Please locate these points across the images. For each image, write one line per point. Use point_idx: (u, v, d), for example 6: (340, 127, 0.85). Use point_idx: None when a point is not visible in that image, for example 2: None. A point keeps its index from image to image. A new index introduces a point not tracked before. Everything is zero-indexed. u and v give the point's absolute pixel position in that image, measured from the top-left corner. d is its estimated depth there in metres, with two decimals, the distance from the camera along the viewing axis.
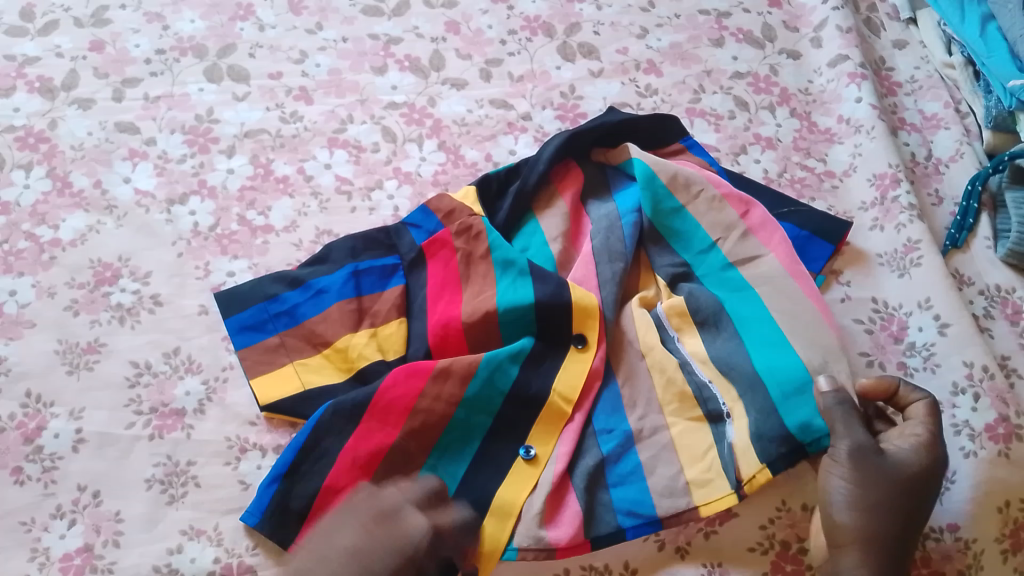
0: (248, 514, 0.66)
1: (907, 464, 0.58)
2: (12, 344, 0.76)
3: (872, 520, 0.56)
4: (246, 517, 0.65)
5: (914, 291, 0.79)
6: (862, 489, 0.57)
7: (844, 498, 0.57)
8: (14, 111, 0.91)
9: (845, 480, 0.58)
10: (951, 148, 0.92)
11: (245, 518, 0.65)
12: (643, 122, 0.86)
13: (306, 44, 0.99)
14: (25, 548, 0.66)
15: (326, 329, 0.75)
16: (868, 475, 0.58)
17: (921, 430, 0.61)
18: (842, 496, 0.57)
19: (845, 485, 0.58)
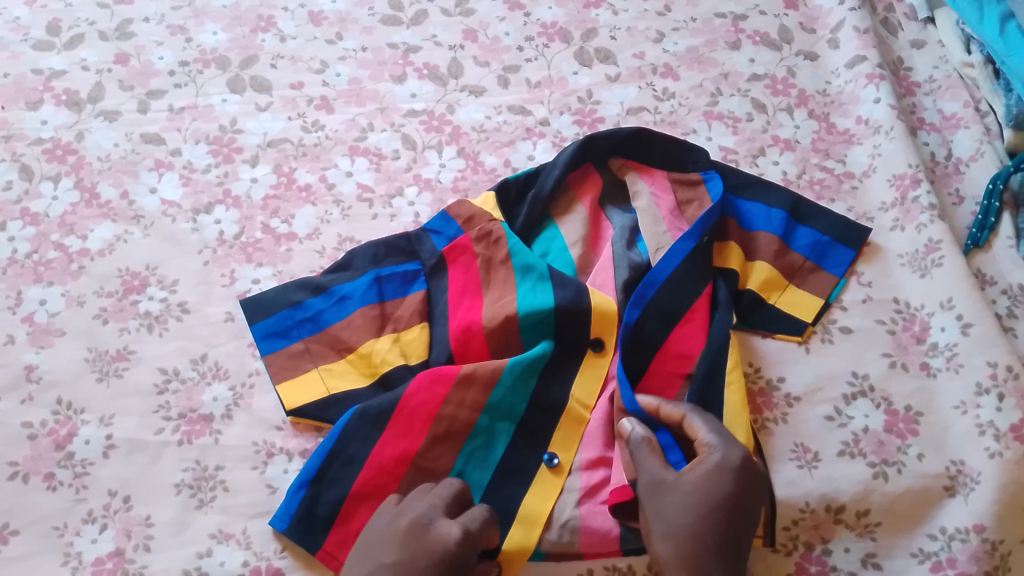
0: (278, 520, 0.66)
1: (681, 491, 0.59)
2: (43, 352, 0.77)
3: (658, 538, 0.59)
4: (276, 522, 0.66)
5: (936, 291, 0.79)
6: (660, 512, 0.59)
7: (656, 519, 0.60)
8: (42, 124, 0.93)
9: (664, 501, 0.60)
10: (972, 147, 0.91)
11: (273, 523, 0.66)
12: (660, 139, 0.85)
13: (326, 54, 1.00)
14: (58, 553, 0.67)
15: (349, 335, 0.76)
16: (685, 494, 0.59)
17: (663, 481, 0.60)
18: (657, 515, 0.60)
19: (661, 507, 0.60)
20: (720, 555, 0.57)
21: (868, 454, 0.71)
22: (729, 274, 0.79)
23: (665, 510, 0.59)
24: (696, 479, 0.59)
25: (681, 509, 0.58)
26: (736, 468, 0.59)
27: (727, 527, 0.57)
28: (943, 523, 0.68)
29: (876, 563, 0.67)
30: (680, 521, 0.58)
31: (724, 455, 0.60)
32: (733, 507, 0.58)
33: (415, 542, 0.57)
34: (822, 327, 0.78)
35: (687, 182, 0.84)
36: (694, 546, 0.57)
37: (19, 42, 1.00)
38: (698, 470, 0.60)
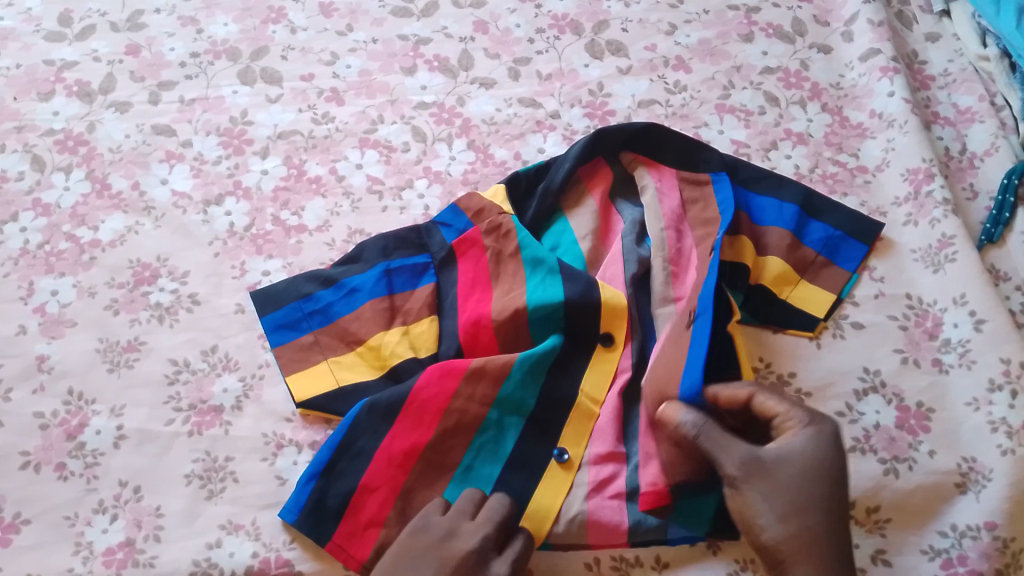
0: (287, 512, 0.66)
1: (795, 458, 0.59)
2: (55, 343, 0.78)
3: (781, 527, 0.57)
4: (285, 514, 0.66)
5: (949, 286, 0.79)
6: (771, 499, 0.58)
7: (762, 513, 0.57)
8: (54, 115, 0.93)
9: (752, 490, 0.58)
10: (986, 142, 0.90)
11: (282, 514, 0.66)
12: (670, 134, 0.84)
13: (337, 46, 1.00)
14: (69, 542, 0.67)
15: (359, 328, 0.76)
16: (796, 468, 0.59)
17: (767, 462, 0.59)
18: (761, 509, 0.57)
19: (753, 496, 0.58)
20: (833, 529, 0.57)
21: (878, 450, 0.70)
22: (741, 270, 0.77)
23: (777, 488, 0.58)
24: (796, 455, 0.59)
25: (797, 485, 0.58)
26: (831, 439, 0.61)
27: (834, 501, 0.58)
28: (954, 520, 0.67)
29: (886, 559, 0.66)
30: (792, 499, 0.57)
31: (812, 425, 0.61)
32: (836, 481, 0.59)
33: None
34: (834, 323, 0.78)
35: (695, 180, 0.82)
36: (815, 524, 0.57)
37: (31, 33, 1.00)
38: (796, 443, 0.60)
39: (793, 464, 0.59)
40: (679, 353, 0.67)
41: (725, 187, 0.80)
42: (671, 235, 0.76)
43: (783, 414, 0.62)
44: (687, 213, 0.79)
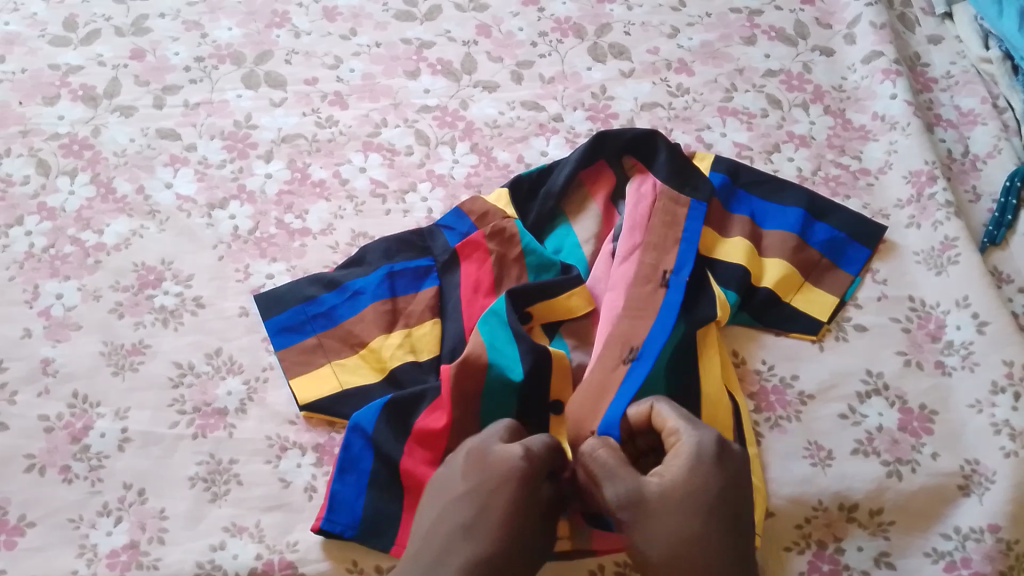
0: (324, 518, 0.66)
1: (674, 486, 0.58)
2: (59, 346, 0.78)
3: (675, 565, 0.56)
4: (326, 524, 0.66)
5: (951, 289, 0.79)
6: (657, 536, 0.57)
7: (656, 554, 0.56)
8: (59, 120, 0.94)
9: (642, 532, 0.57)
10: (989, 144, 0.90)
11: (326, 523, 0.66)
12: (666, 144, 0.83)
13: (341, 49, 1.00)
14: (73, 544, 0.68)
15: (362, 330, 0.76)
16: (678, 498, 0.58)
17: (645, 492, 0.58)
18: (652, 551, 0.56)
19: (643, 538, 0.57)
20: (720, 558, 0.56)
21: (881, 452, 0.70)
22: (732, 267, 0.78)
23: (654, 529, 0.57)
24: (687, 471, 0.59)
25: (675, 521, 0.57)
26: (708, 453, 0.60)
27: (720, 524, 0.57)
28: (957, 523, 0.67)
29: (889, 562, 0.67)
30: (678, 535, 0.56)
31: (697, 441, 0.60)
32: (719, 500, 0.58)
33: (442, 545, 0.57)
34: (837, 325, 0.78)
35: (673, 199, 0.79)
36: (703, 557, 0.56)
37: (36, 37, 1.01)
38: (679, 464, 0.59)
39: (676, 491, 0.58)
40: (609, 382, 0.69)
41: (696, 217, 0.79)
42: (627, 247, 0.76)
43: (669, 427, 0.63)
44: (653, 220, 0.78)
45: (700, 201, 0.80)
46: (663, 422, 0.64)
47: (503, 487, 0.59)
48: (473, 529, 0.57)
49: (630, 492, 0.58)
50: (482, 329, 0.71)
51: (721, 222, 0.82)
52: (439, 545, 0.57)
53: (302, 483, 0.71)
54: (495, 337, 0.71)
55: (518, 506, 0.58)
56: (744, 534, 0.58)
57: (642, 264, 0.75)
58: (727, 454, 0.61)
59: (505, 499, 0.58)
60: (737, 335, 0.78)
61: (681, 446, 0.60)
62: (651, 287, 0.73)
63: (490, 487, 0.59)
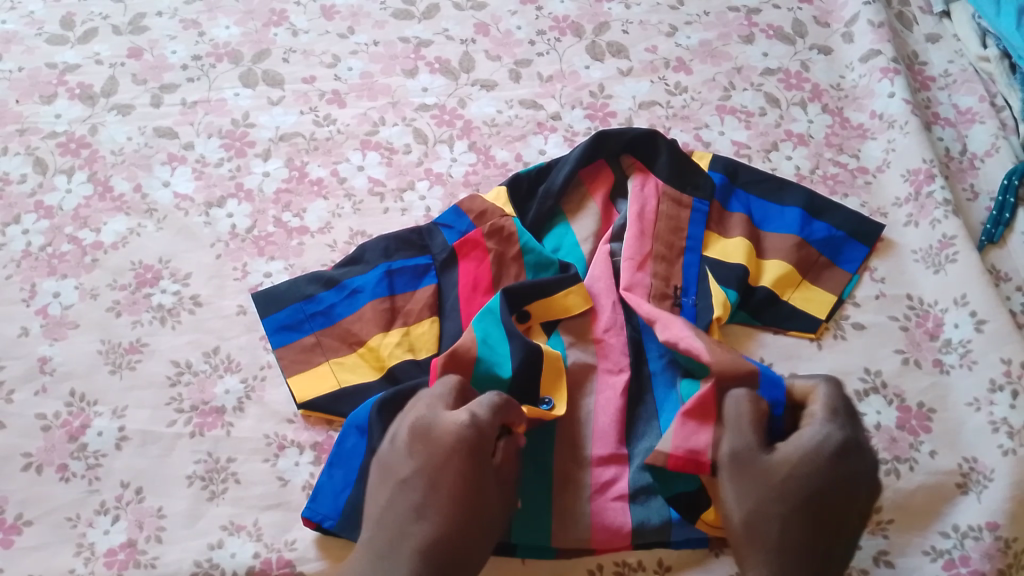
0: (308, 508, 0.67)
1: (790, 463, 0.58)
2: (57, 344, 0.78)
3: (751, 524, 0.58)
4: (309, 513, 0.67)
5: (950, 287, 0.79)
6: (740, 492, 0.59)
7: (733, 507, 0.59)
8: (56, 118, 0.93)
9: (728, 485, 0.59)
10: (987, 142, 0.90)
11: (308, 513, 0.67)
12: (667, 145, 0.83)
13: (339, 48, 1.00)
14: (71, 543, 0.67)
15: (360, 329, 0.76)
16: (790, 474, 0.58)
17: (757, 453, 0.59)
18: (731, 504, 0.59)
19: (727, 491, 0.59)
20: (781, 547, 0.57)
21: (880, 450, 0.70)
22: (731, 266, 0.77)
23: (745, 493, 0.58)
24: (803, 459, 0.58)
25: (764, 496, 0.58)
26: (841, 447, 0.59)
27: (803, 520, 0.57)
28: (956, 521, 0.67)
29: (888, 561, 0.66)
30: (754, 509, 0.58)
31: (822, 434, 0.59)
32: (823, 496, 0.57)
33: (393, 525, 0.57)
34: (835, 323, 0.78)
35: (676, 201, 0.81)
36: (769, 537, 0.57)
37: (34, 36, 1.00)
38: (800, 444, 0.59)
39: (791, 469, 0.58)
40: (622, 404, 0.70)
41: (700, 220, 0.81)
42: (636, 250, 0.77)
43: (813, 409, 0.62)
44: (658, 223, 0.79)
45: (701, 199, 0.82)
46: (814, 402, 0.63)
47: (450, 461, 0.59)
48: (424, 510, 0.57)
49: (741, 446, 0.60)
50: (477, 323, 0.71)
51: (720, 220, 0.83)
52: (393, 531, 0.57)
53: (300, 482, 0.70)
54: (489, 333, 0.71)
55: (467, 478, 0.58)
56: (835, 533, 0.57)
57: (654, 277, 0.76)
58: (849, 455, 0.59)
59: (453, 473, 0.58)
60: (735, 333, 0.78)
61: (804, 432, 0.60)
62: (665, 304, 0.75)
63: (436, 464, 0.59)
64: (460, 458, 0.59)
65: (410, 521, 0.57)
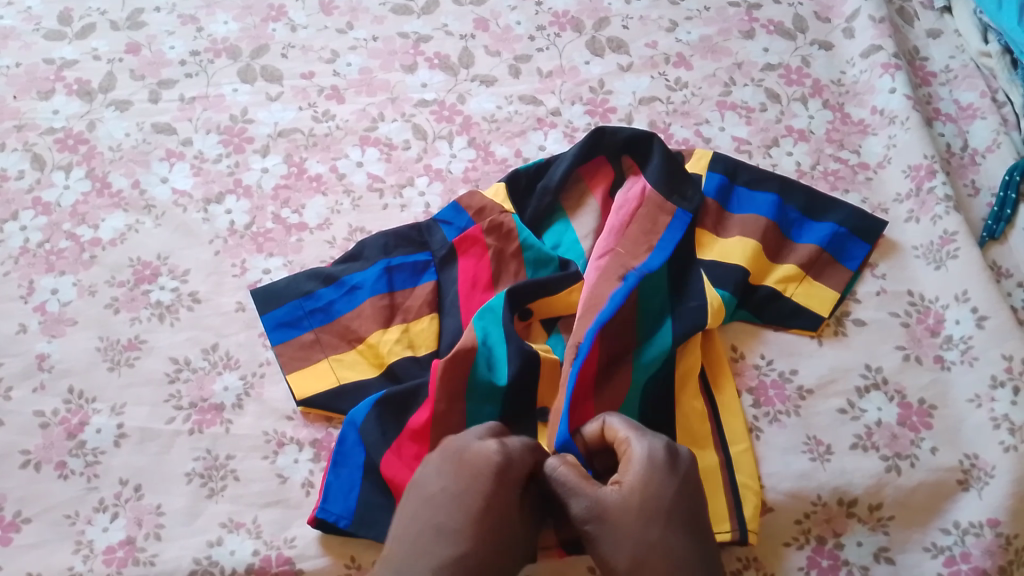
0: (320, 508, 0.66)
1: (632, 498, 0.58)
2: (55, 341, 0.78)
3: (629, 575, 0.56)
4: (320, 513, 0.66)
5: (951, 283, 0.78)
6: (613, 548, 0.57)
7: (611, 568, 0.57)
8: (54, 114, 0.93)
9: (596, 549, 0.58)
10: (988, 138, 0.90)
11: (321, 514, 0.66)
12: (662, 148, 0.81)
13: (337, 44, 1.00)
14: (69, 541, 0.67)
15: (359, 326, 0.76)
16: (633, 510, 0.57)
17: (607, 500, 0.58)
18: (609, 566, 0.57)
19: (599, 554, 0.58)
20: (675, 559, 0.56)
21: (881, 447, 0.70)
22: (729, 268, 0.77)
23: (618, 538, 0.57)
24: (635, 486, 0.58)
25: (634, 530, 0.57)
26: (661, 466, 0.59)
27: (680, 530, 0.57)
28: (957, 518, 0.67)
29: (889, 557, 0.67)
30: (631, 552, 0.56)
31: (649, 450, 0.60)
32: (680, 507, 0.58)
33: (416, 544, 0.56)
34: (837, 320, 0.77)
35: (658, 205, 0.79)
36: (660, 566, 0.55)
37: (31, 32, 1.00)
38: (636, 473, 0.59)
39: (639, 500, 0.58)
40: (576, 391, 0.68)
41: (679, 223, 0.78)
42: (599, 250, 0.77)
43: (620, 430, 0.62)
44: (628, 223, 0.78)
45: (684, 210, 0.79)
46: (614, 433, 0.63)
47: (479, 483, 0.58)
48: (451, 527, 0.56)
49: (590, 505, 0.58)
50: (478, 322, 0.71)
51: (718, 221, 0.82)
52: (415, 548, 0.55)
53: (300, 478, 0.70)
54: (490, 332, 0.71)
55: (493, 506, 0.58)
56: (702, 541, 0.58)
57: (613, 262, 0.75)
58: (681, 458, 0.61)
59: (480, 496, 0.58)
60: (737, 331, 0.78)
61: (632, 455, 0.60)
62: (616, 284, 0.73)
63: (465, 484, 0.58)
64: (487, 479, 0.58)
65: (433, 539, 0.56)
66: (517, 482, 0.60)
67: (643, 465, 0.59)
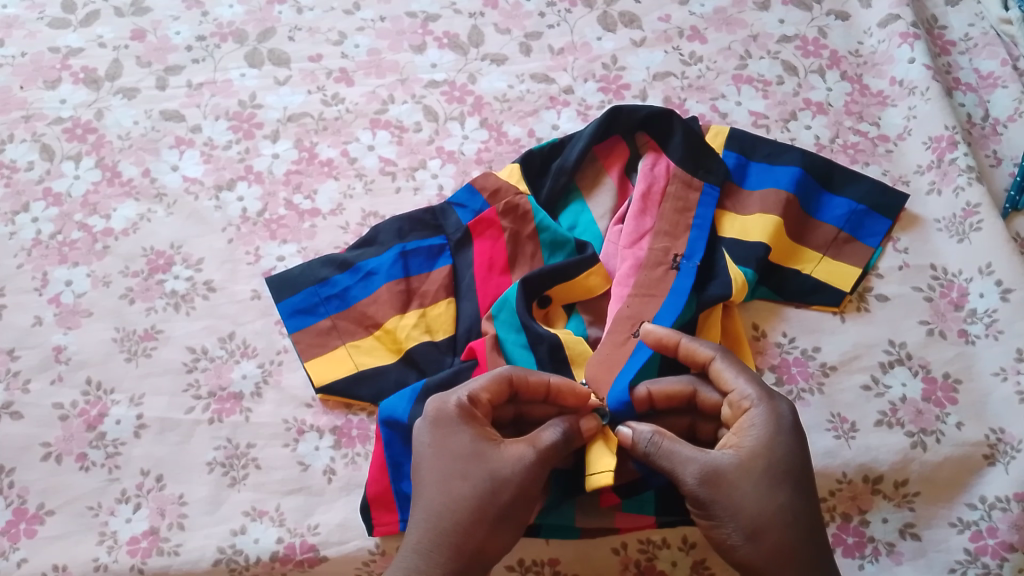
0: (403, 520, 0.65)
1: (755, 459, 0.57)
2: (71, 333, 0.77)
3: (759, 540, 0.56)
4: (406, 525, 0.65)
5: (975, 256, 0.77)
6: (738, 512, 0.56)
7: (737, 532, 0.56)
8: (61, 103, 0.92)
9: (722, 514, 0.57)
10: (1010, 107, 0.89)
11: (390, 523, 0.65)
12: (681, 124, 0.80)
13: (344, 25, 0.98)
14: (93, 532, 0.67)
15: (377, 312, 0.75)
16: (757, 471, 0.57)
17: (727, 459, 0.58)
18: (735, 530, 0.56)
19: (724, 521, 0.56)
20: (795, 525, 0.56)
21: (906, 423, 0.69)
22: (751, 245, 0.75)
23: (735, 504, 0.56)
24: (755, 448, 0.58)
25: (753, 496, 0.56)
26: (783, 430, 0.59)
27: (800, 495, 0.57)
28: (983, 492, 0.67)
29: (914, 533, 0.66)
30: (756, 512, 0.56)
31: (773, 411, 0.59)
32: (801, 469, 0.58)
33: (424, 507, 0.57)
34: (859, 296, 0.76)
35: (686, 182, 0.78)
36: (784, 528, 0.56)
37: (35, 20, 0.99)
38: (753, 438, 0.58)
39: (763, 460, 0.57)
40: (620, 356, 0.68)
41: (708, 204, 0.77)
42: (639, 226, 0.75)
43: (738, 391, 0.61)
44: (664, 200, 0.77)
45: (712, 184, 0.78)
46: (725, 378, 0.62)
47: (450, 438, 0.59)
48: (417, 485, 0.59)
49: (711, 465, 0.57)
50: (496, 317, 0.71)
51: (736, 202, 0.80)
52: (424, 519, 0.57)
53: (321, 466, 0.70)
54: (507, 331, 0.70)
55: (441, 447, 0.59)
56: (811, 494, 0.58)
57: (652, 248, 0.74)
58: (800, 419, 0.60)
59: (457, 446, 0.58)
60: (758, 308, 0.77)
61: (751, 419, 0.59)
62: (661, 270, 0.73)
63: (442, 444, 0.59)
64: (455, 429, 0.59)
65: (433, 500, 0.57)
66: (473, 414, 0.60)
67: (768, 423, 0.59)
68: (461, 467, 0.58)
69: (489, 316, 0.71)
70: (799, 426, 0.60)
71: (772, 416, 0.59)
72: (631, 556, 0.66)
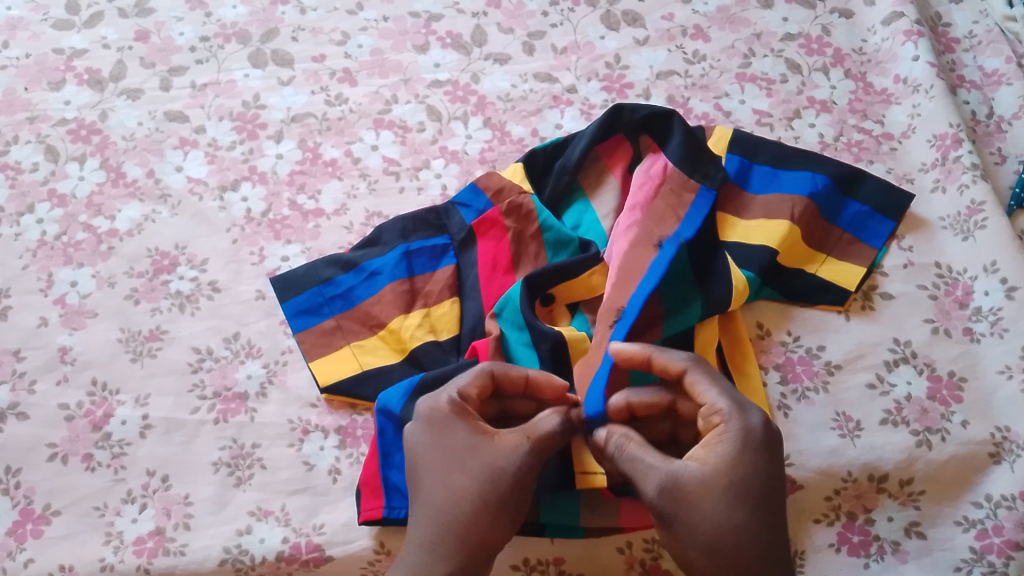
0: (387, 506, 0.66)
1: (721, 475, 0.56)
2: (77, 334, 0.77)
3: (716, 556, 0.54)
4: (389, 512, 0.65)
5: (980, 254, 0.77)
6: (698, 527, 0.55)
7: (696, 547, 0.55)
8: (65, 105, 0.92)
9: (681, 527, 0.56)
10: (1014, 105, 0.88)
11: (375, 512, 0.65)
12: (682, 125, 0.79)
13: (348, 25, 0.98)
14: (99, 532, 0.68)
15: (381, 311, 0.75)
16: (721, 488, 0.55)
17: (693, 472, 0.56)
18: (694, 545, 0.55)
19: (683, 534, 0.55)
20: (756, 545, 0.55)
21: (911, 422, 0.69)
22: (754, 249, 0.75)
23: (697, 519, 0.55)
24: (722, 464, 0.56)
25: (716, 512, 0.55)
26: (753, 448, 0.57)
27: (764, 515, 0.55)
28: (989, 491, 0.67)
29: (920, 531, 0.66)
30: (716, 529, 0.55)
31: (745, 426, 0.58)
32: (768, 489, 0.56)
33: (424, 507, 0.57)
34: (864, 294, 0.76)
35: (681, 182, 0.77)
36: (745, 546, 0.54)
37: (39, 21, 0.99)
38: (721, 454, 0.57)
39: (729, 477, 0.56)
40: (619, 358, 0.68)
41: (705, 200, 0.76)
42: (631, 216, 0.75)
43: (709, 406, 0.59)
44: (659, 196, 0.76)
45: (709, 188, 0.77)
46: (699, 393, 0.61)
47: (446, 435, 0.59)
48: (417, 483, 0.59)
49: (677, 476, 0.56)
50: (499, 316, 0.71)
51: (740, 201, 0.80)
52: (428, 520, 0.57)
53: (326, 466, 0.70)
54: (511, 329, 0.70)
55: (438, 444, 0.59)
56: (777, 508, 0.56)
57: (641, 235, 0.73)
58: (773, 436, 0.59)
59: (453, 444, 0.58)
60: (763, 308, 0.77)
61: (721, 434, 0.58)
62: (647, 253, 0.72)
63: (437, 443, 0.59)
64: (450, 425, 0.59)
65: (431, 502, 0.57)
66: (465, 408, 0.60)
67: (738, 440, 0.57)
68: (457, 465, 0.58)
69: (493, 315, 0.71)
70: (772, 445, 0.58)
71: (742, 432, 0.57)
72: (636, 555, 0.66)
